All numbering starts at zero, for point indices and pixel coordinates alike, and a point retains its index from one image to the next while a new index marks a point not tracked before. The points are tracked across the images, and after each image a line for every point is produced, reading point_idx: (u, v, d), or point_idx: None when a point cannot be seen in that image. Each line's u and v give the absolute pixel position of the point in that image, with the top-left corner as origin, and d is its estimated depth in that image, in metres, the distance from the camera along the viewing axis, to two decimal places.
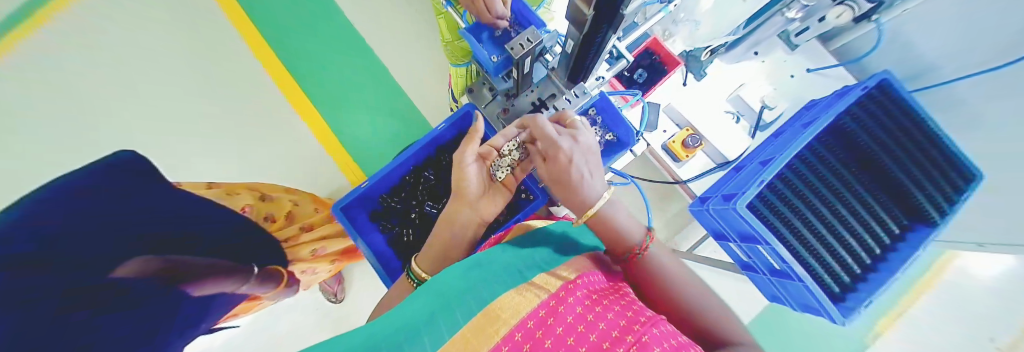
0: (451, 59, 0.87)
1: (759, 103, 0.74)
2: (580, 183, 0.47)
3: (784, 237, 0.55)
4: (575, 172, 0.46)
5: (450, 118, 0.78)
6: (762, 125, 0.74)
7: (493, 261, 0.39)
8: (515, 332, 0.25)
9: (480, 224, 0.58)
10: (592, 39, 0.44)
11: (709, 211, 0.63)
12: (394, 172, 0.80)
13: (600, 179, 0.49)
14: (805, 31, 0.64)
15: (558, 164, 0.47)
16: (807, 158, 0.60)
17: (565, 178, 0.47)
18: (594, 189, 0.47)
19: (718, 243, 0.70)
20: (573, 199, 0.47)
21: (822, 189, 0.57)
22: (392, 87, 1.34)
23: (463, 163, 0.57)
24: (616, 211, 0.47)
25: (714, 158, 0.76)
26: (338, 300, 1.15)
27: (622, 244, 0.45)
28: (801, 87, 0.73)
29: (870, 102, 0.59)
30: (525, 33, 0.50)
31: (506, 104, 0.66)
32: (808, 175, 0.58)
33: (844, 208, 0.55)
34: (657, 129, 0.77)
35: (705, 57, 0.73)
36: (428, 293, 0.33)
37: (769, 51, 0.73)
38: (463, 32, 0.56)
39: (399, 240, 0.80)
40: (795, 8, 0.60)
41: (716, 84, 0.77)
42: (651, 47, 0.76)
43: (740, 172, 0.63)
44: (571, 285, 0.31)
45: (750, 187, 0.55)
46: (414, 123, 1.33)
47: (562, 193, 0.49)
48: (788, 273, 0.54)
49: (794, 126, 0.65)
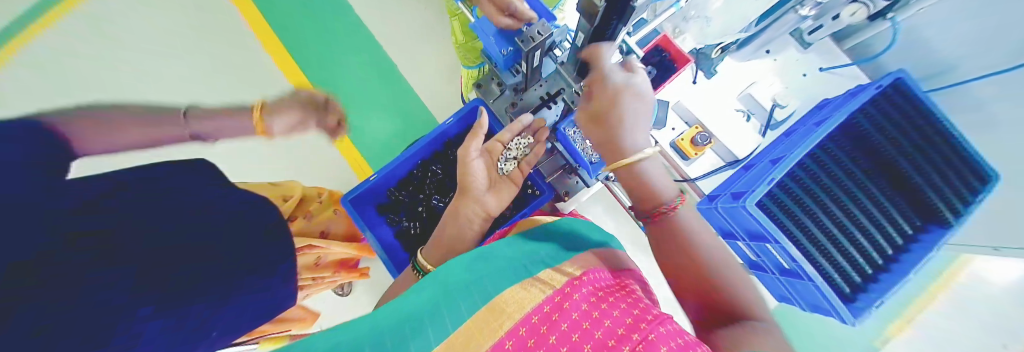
0: (463, 61, 0.89)
1: (770, 102, 0.73)
2: (621, 120, 0.46)
3: (794, 237, 0.55)
4: (620, 109, 0.46)
5: (459, 113, 0.78)
6: (772, 124, 0.73)
7: (500, 255, 0.39)
8: (520, 326, 0.24)
9: (486, 218, 0.58)
10: (602, 32, 0.44)
11: (718, 210, 0.63)
12: (403, 166, 0.81)
13: (644, 134, 0.47)
14: (819, 29, 0.63)
15: (602, 97, 0.47)
16: (817, 156, 0.59)
17: (609, 113, 0.47)
18: (638, 138, 0.47)
19: (726, 242, 0.70)
20: (609, 138, 0.47)
21: (833, 189, 0.56)
22: (400, 82, 1.34)
23: (468, 157, 0.58)
24: (652, 168, 0.46)
25: (724, 157, 0.76)
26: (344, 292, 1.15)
27: (651, 200, 0.45)
28: (814, 85, 0.72)
29: (884, 101, 0.58)
30: (535, 26, 0.50)
31: (515, 99, 0.66)
32: (819, 173, 0.57)
33: (857, 209, 0.54)
34: (666, 127, 0.77)
35: (716, 55, 0.72)
36: (433, 286, 0.33)
37: (781, 50, 0.73)
38: (475, 27, 0.57)
39: (407, 233, 0.82)
40: (809, 6, 0.60)
41: (726, 83, 0.76)
42: (660, 44, 0.72)
43: (750, 170, 0.63)
44: (576, 281, 0.31)
45: (760, 185, 0.54)
46: (422, 119, 1.33)
47: (599, 131, 0.48)
48: (797, 273, 0.54)
49: (804, 125, 0.65)
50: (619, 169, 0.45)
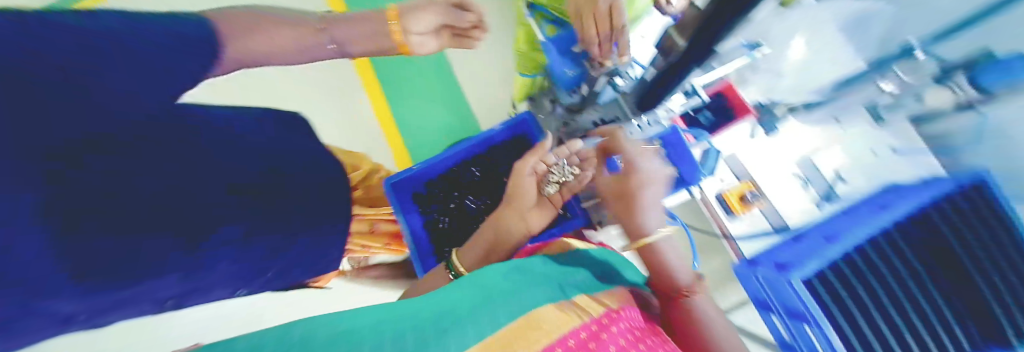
0: (520, 68, 0.87)
1: (833, 174, 0.68)
2: (644, 205, 0.45)
3: (837, 324, 0.50)
4: (642, 194, 0.45)
5: (508, 121, 0.83)
6: (833, 197, 0.67)
7: (532, 270, 0.39)
8: (556, 346, 0.24)
9: (526, 235, 0.58)
10: (675, 76, 0.45)
11: (758, 277, 0.58)
12: (447, 161, 0.85)
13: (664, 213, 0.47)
14: (899, 107, 0.60)
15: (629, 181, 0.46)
16: (880, 242, 0.53)
17: (631, 196, 0.46)
18: (656, 218, 0.46)
19: (760, 313, 0.65)
20: (632, 219, 0.46)
21: (892, 284, 0.50)
22: (452, 83, 1.40)
23: (521, 173, 0.57)
24: (673, 252, 0.44)
25: (773, 221, 0.70)
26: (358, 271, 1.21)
27: (671, 279, 0.42)
28: (885, 165, 0.65)
29: (968, 197, 0.49)
30: (607, 55, 0.51)
31: (568, 119, 0.68)
32: (881, 264, 0.52)
33: (915, 310, 0.49)
34: (714, 177, 0.75)
35: (781, 112, 0.72)
36: (465, 288, 0.33)
37: (852, 122, 0.68)
38: (546, 46, 0.59)
39: (434, 228, 0.82)
40: (891, 79, 0.57)
41: (788, 144, 0.72)
42: (723, 90, 0.72)
43: (801, 243, 0.59)
44: (614, 314, 0.30)
45: (812, 259, 0.50)
46: (465, 121, 1.38)
47: (619, 209, 0.48)
48: None
49: (869, 206, 0.59)
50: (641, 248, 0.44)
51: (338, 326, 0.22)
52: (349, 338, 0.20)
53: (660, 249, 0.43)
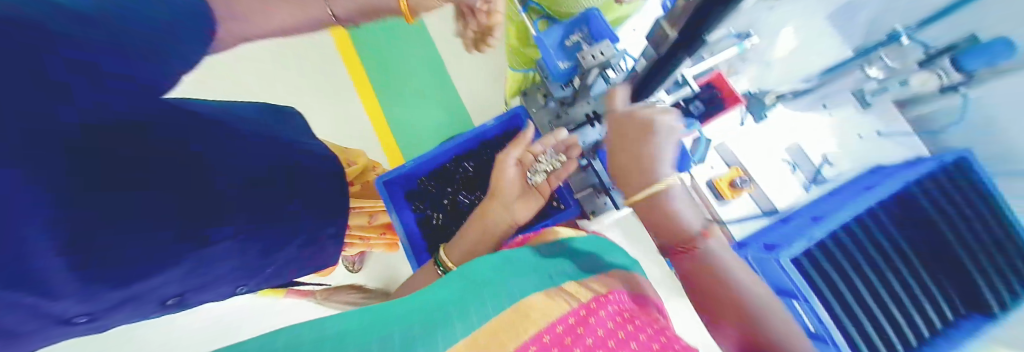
0: (513, 64, 0.92)
1: (820, 157, 0.73)
2: (648, 153, 0.46)
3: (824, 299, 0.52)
4: (647, 141, 0.46)
5: (500, 116, 0.81)
6: (819, 179, 0.73)
7: (523, 261, 0.40)
8: (543, 334, 0.25)
9: (509, 226, 0.59)
10: (664, 64, 0.45)
11: (746, 258, 0.61)
12: (439, 157, 0.85)
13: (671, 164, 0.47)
14: (883, 91, 0.59)
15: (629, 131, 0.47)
16: (865, 223, 0.54)
17: (635, 144, 0.47)
18: (664, 167, 0.46)
19: None
20: (636, 167, 0.47)
21: (876, 258, 0.53)
22: (445, 79, 1.38)
23: (504, 165, 0.58)
24: (677, 201, 0.45)
25: (762, 205, 0.74)
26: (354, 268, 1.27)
27: (679, 232, 0.44)
28: (873, 148, 0.66)
29: None
30: (599, 46, 0.51)
31: (561, 112, 0.68)
32: (863, 238, 0.54)
33: (897, 281, 0.52)
34: (704, 164, 0.77)
35: (769, 99, 0.69)
36: (457, 283, 0.34)
37: (840, 106, 0.68)
38: (537, 39, 0.59)
39: (428, 223, 0.84)
40: (875, 66, 0.56)
41: (776, 132, 0.73)
42: (713, 81, 0.71)
43: (787, 224, 0.61)
44: (602, 298, 0.31)
45: (796, 241, 0.52)
46: (460, 117, 1.36)
47: (621, 166, 0.49)
48: (824, 338, 0.51)
49: (853, 187, 0.62)
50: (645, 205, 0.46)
51: (331, 327, 0.22)
52: (345, 337, 0.21)
53: (663, 197, 0.45)
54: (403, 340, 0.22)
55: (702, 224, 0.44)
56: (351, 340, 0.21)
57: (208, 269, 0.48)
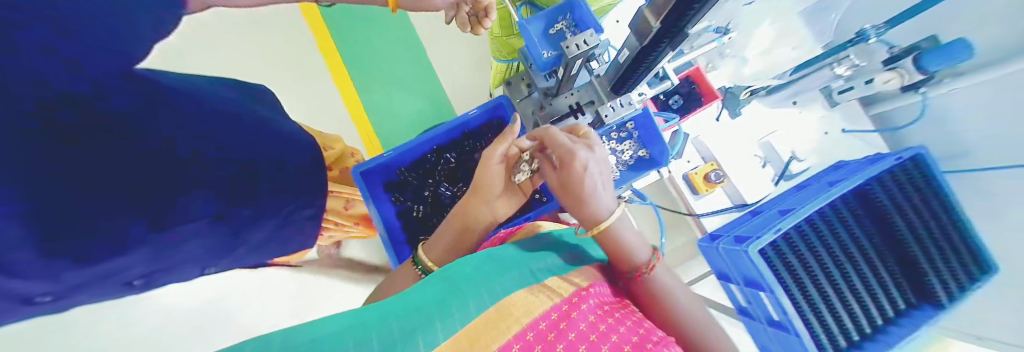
0: (496, 54, 0.89)
1: (790, 154, 0.74)
2: (592, 192, 0.44)
3: (790, 290, 0.54)
4: (589, 181, 0.43)
5: (483, 105, 0.80)
6: (787, 175, 0.74)
7: (504, 257, 0.39)
8: (527, 331, 0.24)
9: (491, 223, 0.59)
10: (646, 56, 0.45)
11: (718, 249, 0.63)
12: (419, 147, 0.82)
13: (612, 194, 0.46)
14: (848, 90, 0.63)
15: (573, 170, 0.43)
16: (828, 215, 0.57)
17: (579, 185, 0.44)
18: (606, 199, 0.46)
19: (719, 283, 0.70)
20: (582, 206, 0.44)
21: (837, 250, 0.56)
22: (427, 67, 1.34)
23: (490, 162, 0.52)
24: (625, 230, 0.45)
25: (733, 198, 0.76)
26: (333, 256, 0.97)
27: (625, 257, 0.43)
28: (835, 145, 0.73)
29: (902, 173, 0.56)
30: (582, 35, 0.50)
31: (543, 103, 0.66)
32: (826, 232, 0.56)
33: (854, 272, 0.54)
34: (682, 158, 0.77)
35: (744, 96, 0.73)
36: (437, 281, 0.33)
37: (808, 104, 0.73)
38: (520, 25, 0.56)
39: (407, 215, 0.82)
40: (846, 65, 0.62)
41: (750, 126, 0.76)
42: (692, 76, 0.73)
43: (757, 217, 0.63)
44: (584, 293, 0.31)
45: (766, 232, 0.54)
46: (441, 107, 1.33)
47: (570, 200, 0.46)
48: (786, 326, 0.54)
49: (818, 183, 0.64)
50: (598, 236, 0.45)
51: (320, 333, 0.21)
52: (332, 342, 0.20)
53: (613, 231, 0.44)
54: (385, 343, 0.21)
55: (643, 244, 0.45)
56: (332, 347, 0.19)
57: (173, 255, 0.41)
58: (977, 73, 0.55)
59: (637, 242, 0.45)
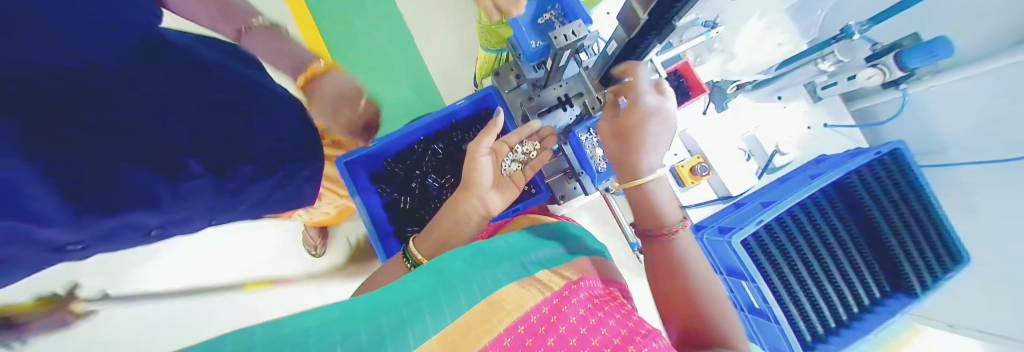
0: (485, 43, 0.88)
1: (773, 147, 0.75)
2: (645, 143, 0.45)
3: (770, 280, 0.56)
4: (648, 130, 0.44)
5: (471, 96, 0.79)
6: (771, 168, 0.76)
7: (496, 251, 0.39)
8: (519, 324, 0.24)
9: (485, 217, 0.57)
10: (633, 48, 0.45)
11: (703, 240, 0.65)
12: (407, 137, 0.81)
13: (661, 154, 0.47)
14: (832, 86, 0.66)
15: (634, 115, 0.44)
16: (808, 206, 0.59)
17: (636, 131, 0.45)
18: (653, 159, 0.46)
19: (704, 273, 0.72)
20: (632, 155, 0.45)
21: (817, 242, 0.57)
22: (416, 55, 1.30)
23: (476, 154, 0.56)
24: (662, 193, 0.46)
25: (718, 191, 0.78)
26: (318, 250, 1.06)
27: (660, 221, 0.45)
28: (816, 139, 0.75)
29: (880, 168, 0.57)
30: (570, 25, 0.49)
31: (532, 94, 0.66)
32: (807, 224, 0.58)
33: (833, 263, 0.56)
34: (669, 151, 0.78)
35: (731, 90, 0.74)
36: (428, 274, 0.33)
37: (792, 98, 0.74)
38: (509, 15, 0.55)
39: (396, 207, 0.81)
40: (829, 61, 0.61)
41: (736, 120, 0.77)
42: (680, 70, 0.73)
43: (740, 209, 0.64)
44: (574, 286, 0.31)
45: (747, 223, 0.55)
46: (430, 97, 1.29)
47: (620, 150, 0.47)
48: (765, 314, 0.56)
49: (800, 176, 0.66)
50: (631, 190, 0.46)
51: (310, 322, 0.20)
52: (324, 330, 0.19)
53: (652, 189, 0.45)
54: (377, 333, 0.20)
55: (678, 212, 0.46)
56: (322, 336, 0.18)
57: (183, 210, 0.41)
58: (954, 71, 0.58)
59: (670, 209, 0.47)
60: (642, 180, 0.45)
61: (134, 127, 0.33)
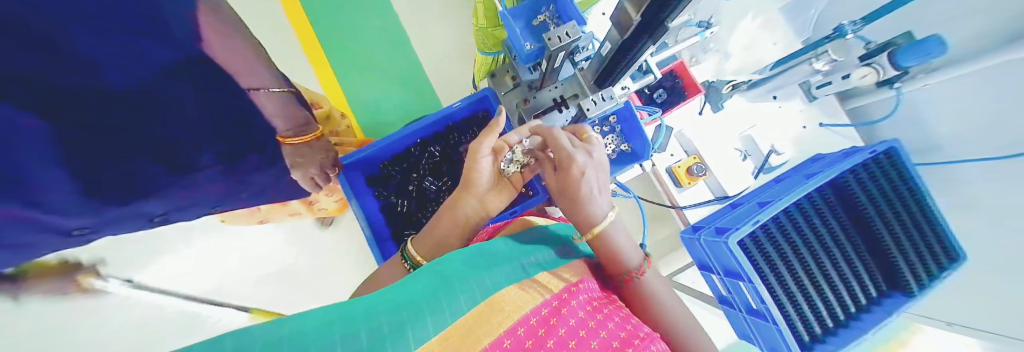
0: (481, 47, 0.88)
1: (769, 147, 0.76)
2: (589, 196, 0.46)
3: (768, 281, 0.55)
4: (586, 185, 0.45)
5: (468, 98, 0.78)
6: (767, 168, 0.76)
7: (494, 252, 0.39)
8: (518, 326, 0.24)
9: (482, 217, 0.57)
10: (629, 48, 0.45)
11: (700, 241, 0.64)
12: (404, 140, 0.81)
13: (606, 196, 0.48)
14: (826, 85, 0.67)
15: (569, 175, 0.45)
16: (804, 207, 0.59)
17: (577, 188, 0.46)
18: (601, 204, 0.47)
19: (701, 273, 0.72)
20: (581, 211, 0.46)
21: (814, 242, 0.57)
22: (411, 57, 1.29)
23: (478, 155, 0.54)
24: (620, 236, 0.45)
25: (715, 191, 0.78)
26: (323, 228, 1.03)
27: (622, 264, 0.44)
28: (812, 139, 0.75)
29: (875, 166, 0.58)
30: (565, 26, 0.49)
31: (528, 96, 0.66)
32: (803, 224, 0.58)
33: (830, 264, 0.56)
34: (665, 152, 0.78)
35: (726, 91, 0.75)
36: (425, 275, 0.32)
37: (788, 98, 0.75)
38: (504, 15, 0.55)
39: (393, 210, 0.81)
40: (824, 60, 0.62)
41: (731, 120, 0.77)
42: (677, 70, 0.74)
43: (737, 209, 0.64)
44: (573, 288, 0.31)
45: (744, 224, 0.55)
46: (427, 99, 1.29)
47: (567, 204, 0.48)
48: (763, 314, 0.56)
49: (797, 175, 0.66)
50: (592, 240, 0.45)
51: (306, 323, 0.19)
52: (320, 332, 0.19)
53: (611, 236, 0.45)
54: (375, 336, 0.20)
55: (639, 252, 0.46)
56: (321, 339, 0.18)
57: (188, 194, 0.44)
58: (961, 66, 0.55)
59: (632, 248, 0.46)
60: (600, 228, 0.45)
61: (135, 128, 0.35)
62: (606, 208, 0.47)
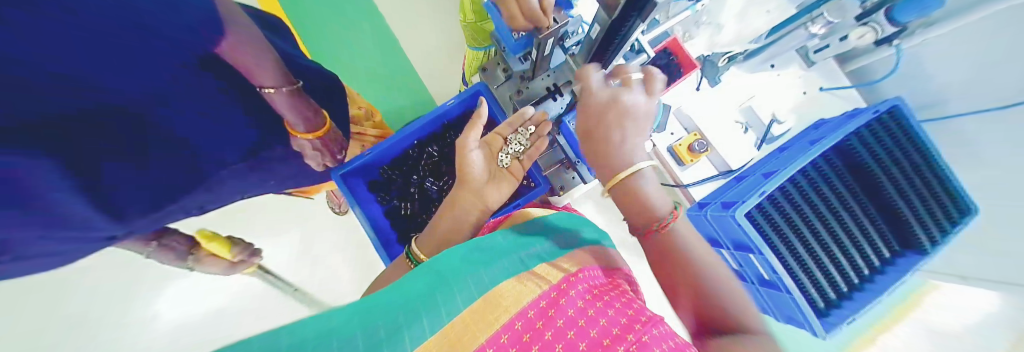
0: (472, 42, 0.88)
1: (770, 117, 0.75)
2: (614, 142, 0.43)
3: (778, 252, 0.55)
4: (614, 131, 0.43)
5: (460, 95, 0.78)
6: (769, 138, 0.75)
7: (493, 248, 0.39)
8: (515, 321, 0.24)
9: (483, 211, 0.57)
10: (618, 29, 0.44)
11: (707, 217, 0.64)
12: (403, 142, 0.81)
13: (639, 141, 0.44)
14: (825, 48, 0.65)
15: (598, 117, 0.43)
16: (810, 174, 0.58)
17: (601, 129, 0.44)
18: (630, 152, 0.44)
19: (710, 249, 0.71)
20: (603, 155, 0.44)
21: (822, 207, 0.56)
22: (400, 56, 1.29)
23: (466, 149, 0.55)
24: (649, 183, 0.43)
25: (718, 166, 0.78)
26: (341, 211, 1.14)
27: (649, 212, 0.42)
28: (812, 104, 0.75)
29: (879, 127, 0.57)
30: (550, 15, 0.49)
31: (521, 86, 0.65)
32: (810, 192, 0.57)
33: (840, 230, 0.55)
34: (665, 131, 0.78)
35: (722, 63, 0.73)
36: (423, 276, 0.32)
37: (785, 66, 0.74)
38: (488, 8, 0.55)
39: (398, 214, 0.82)
40: (820, 23, 0.60)
41: (728, 93, 0.77)
42: (670, 47, 0.71)
43: (742, 182, 0.64)
44: (572, 278, 0.31)
45: (749, 196, 0.54)
46: (419, 98, 1.27)
47: (591, 148, 0.46)
48: (776, 285, 0.56)
49: (799, 143, 0.65)
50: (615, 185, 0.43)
51: (306, 331, 0.19)
52: (320, 336, 0.19)
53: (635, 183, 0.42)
54: (372, 338, 0.20)
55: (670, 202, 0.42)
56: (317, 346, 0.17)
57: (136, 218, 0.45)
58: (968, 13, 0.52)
59: (658, 195, 0.43)
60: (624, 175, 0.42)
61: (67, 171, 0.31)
62: (638, 156, 0.44)
